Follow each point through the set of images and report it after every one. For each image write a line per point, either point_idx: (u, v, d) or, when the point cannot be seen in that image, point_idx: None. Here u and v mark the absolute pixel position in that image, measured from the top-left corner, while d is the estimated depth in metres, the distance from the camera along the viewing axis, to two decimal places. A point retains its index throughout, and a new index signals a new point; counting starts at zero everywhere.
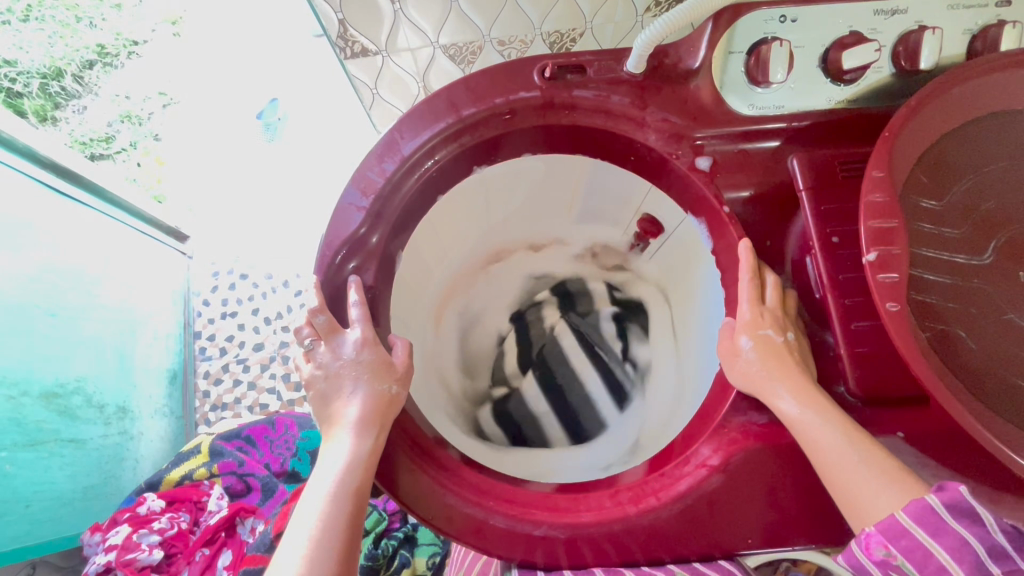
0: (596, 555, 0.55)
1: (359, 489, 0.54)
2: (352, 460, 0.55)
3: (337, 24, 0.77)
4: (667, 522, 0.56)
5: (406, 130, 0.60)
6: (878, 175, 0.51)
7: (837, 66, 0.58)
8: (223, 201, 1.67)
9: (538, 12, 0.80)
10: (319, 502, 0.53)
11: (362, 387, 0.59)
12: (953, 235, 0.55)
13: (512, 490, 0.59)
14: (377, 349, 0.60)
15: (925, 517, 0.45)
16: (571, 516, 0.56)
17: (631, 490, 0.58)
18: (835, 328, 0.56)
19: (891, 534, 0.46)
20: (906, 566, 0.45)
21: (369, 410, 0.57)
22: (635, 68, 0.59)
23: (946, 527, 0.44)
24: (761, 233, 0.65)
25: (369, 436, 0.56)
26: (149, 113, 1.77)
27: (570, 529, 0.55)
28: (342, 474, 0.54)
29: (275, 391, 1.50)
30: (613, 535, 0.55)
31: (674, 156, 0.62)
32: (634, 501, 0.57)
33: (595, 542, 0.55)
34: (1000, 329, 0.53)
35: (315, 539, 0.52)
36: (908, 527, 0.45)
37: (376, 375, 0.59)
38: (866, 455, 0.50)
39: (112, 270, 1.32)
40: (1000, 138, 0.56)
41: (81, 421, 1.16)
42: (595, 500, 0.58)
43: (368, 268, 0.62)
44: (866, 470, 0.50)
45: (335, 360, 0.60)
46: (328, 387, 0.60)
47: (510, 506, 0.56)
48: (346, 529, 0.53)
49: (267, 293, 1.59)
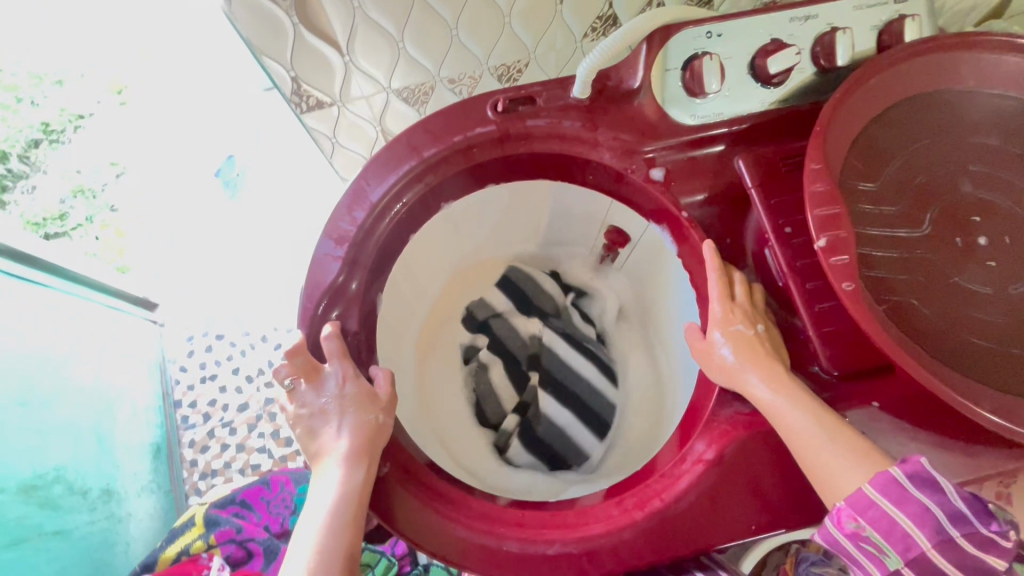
0: (611, 565, 0.56)
1: (354, 519, 0.55)
2: (345, 490, 0.56)
3: (290, 81, 0.79)
4: (675, 520, 0.57)
5: (371, 178, 0.62)
6: (817, 166, 0.55)
7: (764, 71, 0.63)
8: (191, 265, 1.67)
9: (482, 48, 0.84)
10: (315, 531, 0.55)
11: (347, 420, 0.59)
12: (891, 211, 0.59)
13: (521, 512, 0.60)
14: (359, 381, 0.60)
15: (891, 489, 0.48)
16: (582, 530, 0.57)
17: (636, 496, 0.60)
18: (800, 311, 0.59)
19: (860, 507, 0.48)
20: (875, 535, 0.48)
21: (357, 442, 0.58)
22: (581, 94, 0.63)
23: (909, 496, 0.47)
24: (720, 233, 0.68)
25: (359, 466, 0.56)
26: (102, 185, 1.76)
27: (582, 543, 0.56)
28: (335, 505, 0.55)
29: (265, 448, 1.48)
30: (624, 542, 0.56)
31: (630, 170, 0.65)
32: (640, 506, 0.58)
33: (607, 553, 0.56)
34: (948, 292, 0.57)
35: (314, 565, 0.54)
36: (874, 499, 0.48)
37: (361, 407, 0.60)
38: (835, 437, 0.53)
39: (80, 348, 1.29)
40: (920, 120, 0.62)
41: (65, 511, 1.10)
42: (603, 510, 0.59)
43: (350, 314, 0.63)
44: (833, 451, 0.52)
45: (320, 398, 0.60)
46: (315, 422, 0.60)
47: (521, 529, 0.57)
48: (344, 555, 0.55)
49: (245, 350, 1.57)
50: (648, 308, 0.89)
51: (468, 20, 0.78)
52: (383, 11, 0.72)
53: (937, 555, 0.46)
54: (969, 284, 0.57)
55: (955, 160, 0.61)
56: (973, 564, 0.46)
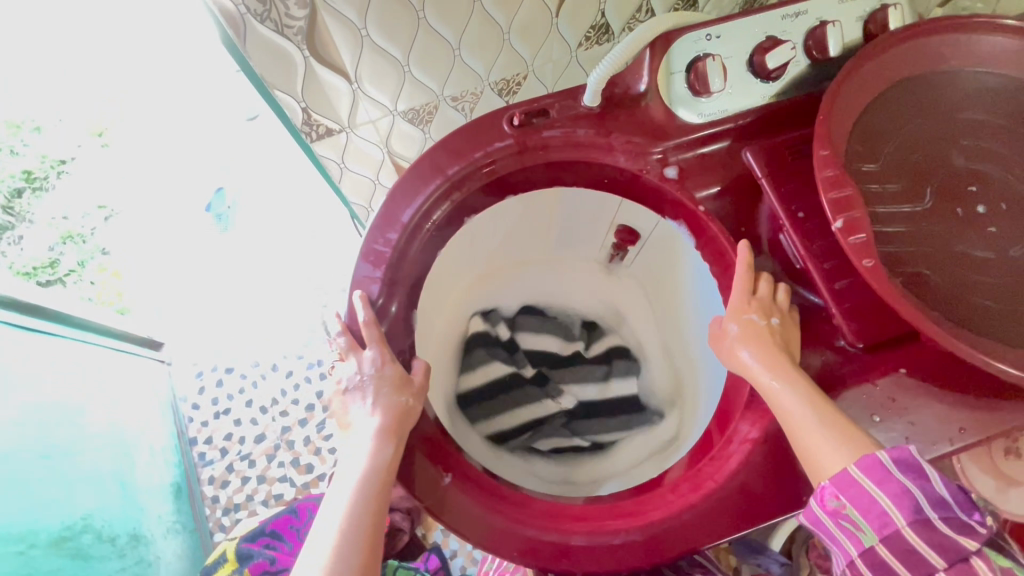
0: (674, 549, 0.58)
1: (380, 494, 0.57)
2: (372, 465, 0.57)
3: (301, 112, 0.81)
4: (730, 499, 0.59)
5: (400, 199, 0.64)
6: (825, 153, 0.58)
7: (763, 66, 0.66)
8: (193, 301, 1.66)
9: (484, 65, 0.86)
10: (342, 504, 0.57)
11: (378, 398, 0.60)
12: (895, 188, 0.63)
13: (580, 507, 0.62)
14: (396, 364, 0.62)
15: (873, 469, 0.51)
16: (643, 518, 0.59)
17: (689, 480, 0.62)
18: (821, 290, 0.62)
19: (843, 485, 0.51)
20: (854, 513, 0.51)
21: (388, 420, 0.60)
22: (592, 102, 0.66)
23: (892, 477, 0.50)
24: (737, 223, 0.71)
25: (388, 445, 0.58)
26: (91, 229, 1.76)
27: (644, 530, 0.58)
28: (363, 480, 0.57)
29: (287, 478, 1.47)
30: (685, 524, 0.59)
31: (645, 171, 0.69)
32: (696, 489, 0.60)
33: (670, 537, 0.58)
34: (955, 260, 0.61)
35: (340, 540, 0.55)
36: (857, 478, 0.51)
37: (395, 388, 0.61)
38: (825, 420, 0.56)
39: (94, 394, 1.28)
40: (912, 100, 0.65)
41: (96, 559, 1.07)
42: (660, 497, 0.62)
43: (395, 335, 0.66)
44: (822, 431, 0.55)
45: (356, 374, 0.62)
46: (350, 397, 0.62)
47: (585, 523, 0.59)
48: (369, 531, 0.56)
49: (257, 381, 1.56)
50: (668, 304, 0.92)
51: (470, 40, 0.80)
52: (389, 38, 0.74)
53: (911, 534, 0.49)
54: (973, 250, 0.61)
55: (948, 136, 0.64)
56: (948, 546, 0.48)
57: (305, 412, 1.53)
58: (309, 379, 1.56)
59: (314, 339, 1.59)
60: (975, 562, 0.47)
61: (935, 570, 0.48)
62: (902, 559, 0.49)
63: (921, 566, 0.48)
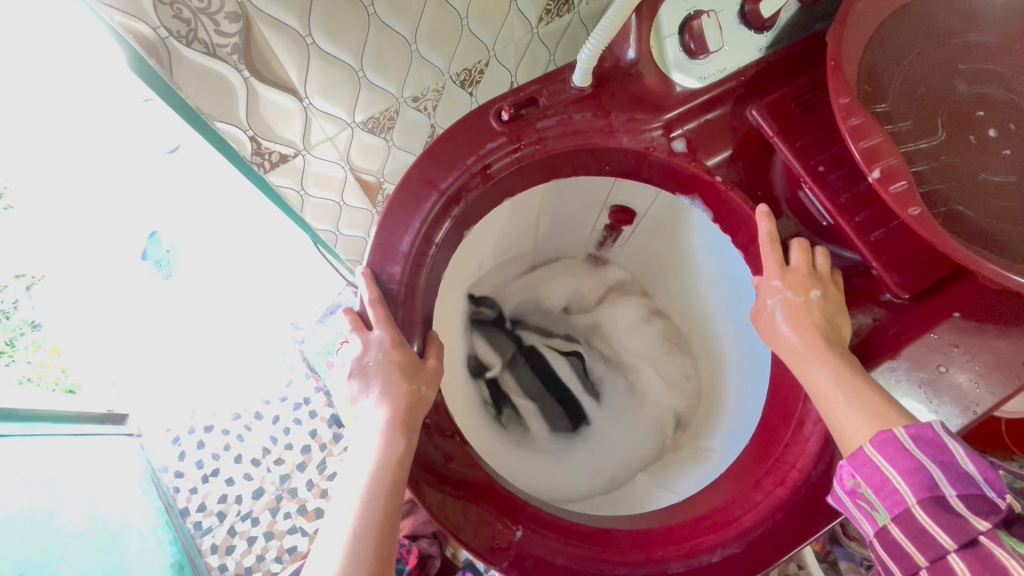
0: (777, 547, 0.61)
1: (392, 489, 0.54)
2: (383, 460, 0.54)
3: (250, 141, 0.70)
4: (816, 482, 0.61)
5: (395, 226, 0.60)
6: (845, 101, 0.54)
7: (756, 15, 0.60)
8: (148, 364, 1.49)
9: (442, 57, 0.77)
10: (355, 491, 0.54)
11: (385, 386, 0.57)
12: (910, 126, 0.60)
13: (665, 526, 0.63)
14: (404, 349, 0.58)
15: (888, 446, 0.48)
16: (736, 527, 0.62)
17: (770, 474, 0.64)
18: (858, 245, 0.60)
19: (857, 464, 0.49)
20: (868, 492, 0.49)
21: (396, 411, 0.56)
22: (583, 81, 0.60)
23: (906, 453, 0.47)
24: (750, 187, 0.68)
25: (399, 438, 0.55)
26: (13, 302, 1.58)
27: (741, 539, 0.61)
28: (373, 475, 0.53)
29: (297, 528, 1.28)
30: (778, 522, 0.61)
31: (652, 148, 0.64)
32: (781, 483, 0.62)
33: (766, 537, 0.61)
34: (981, 188, 0.58)
35: (353, 533, 0.52)
36: (870, 457, 0.48)
37: (406, 375, 0.57)
38: (854, 398, 0.53)
39: (64, 490, 1.13)
40: (905, 31, 0.62)
41: None
42: (746, 498, 0.63)
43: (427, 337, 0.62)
44: (848, 407, 0.53)
45: (363, 360, 0.58)
46: (355, 382, 0.59)
47: (678, 546, 0.61)
48: (382, 526, 0.53)
49: (242, 434, 1.38)
50: (672, 277, 0.90)
51: (426, 29, 0.71)
52: (336, 40, 0.64)
53: (922, 513, 0.46)
54: (996, 175, 0.59)
55: (947, 63, 0.61)
56: (960, 526, 0.44)
57: (302, 454, 1.35)
58: (299, 421, 1.38)
59: (295, 378, 1.43)
60: (987, 545, 0.43)
61: (946, 551, 0.44)
62: (914, 541, 0.46)
63: (930, 548, 0.45)
